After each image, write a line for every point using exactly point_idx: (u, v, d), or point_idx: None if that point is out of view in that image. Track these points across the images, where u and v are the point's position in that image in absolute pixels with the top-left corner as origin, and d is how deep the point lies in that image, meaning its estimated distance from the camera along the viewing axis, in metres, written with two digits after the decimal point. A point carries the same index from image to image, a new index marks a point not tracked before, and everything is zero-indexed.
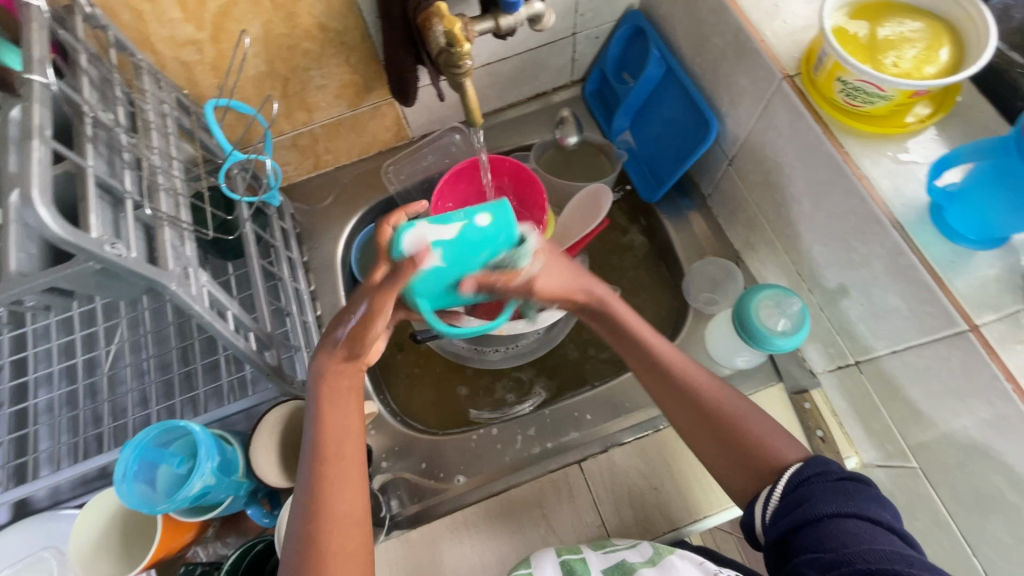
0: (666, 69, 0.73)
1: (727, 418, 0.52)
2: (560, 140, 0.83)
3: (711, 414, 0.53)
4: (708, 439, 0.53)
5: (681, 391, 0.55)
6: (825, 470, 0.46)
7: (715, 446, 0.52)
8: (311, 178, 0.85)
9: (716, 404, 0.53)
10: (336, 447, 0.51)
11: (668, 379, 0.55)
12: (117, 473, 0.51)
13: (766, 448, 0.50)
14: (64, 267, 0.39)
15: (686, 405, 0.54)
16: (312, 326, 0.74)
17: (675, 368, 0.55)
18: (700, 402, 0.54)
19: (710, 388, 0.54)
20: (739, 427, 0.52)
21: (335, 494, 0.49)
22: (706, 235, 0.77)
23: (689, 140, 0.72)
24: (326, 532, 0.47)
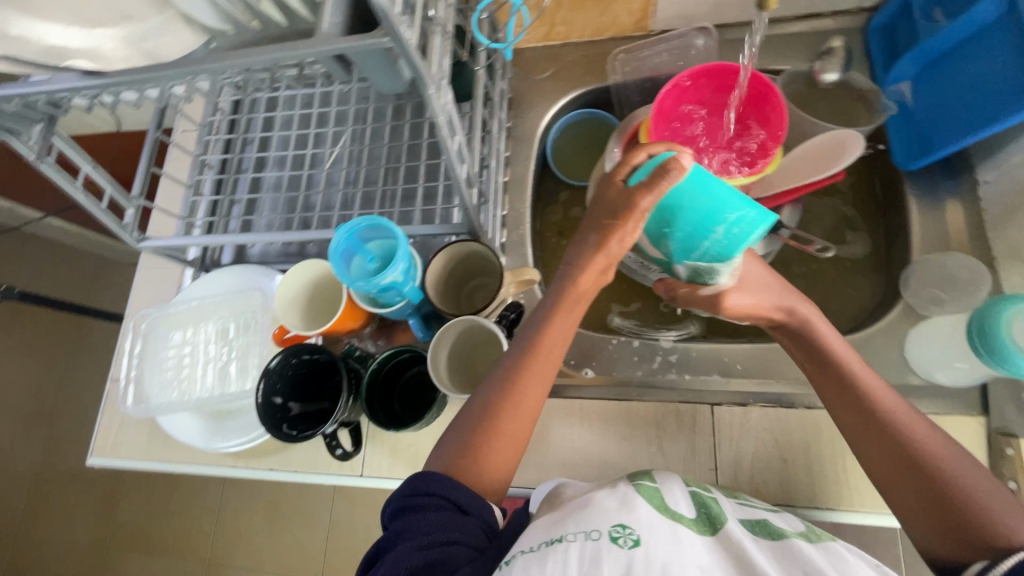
0: (1005, 13, 0.57)
1: (942, 468, 0.47)
2: (817, 74, 0.73)
3: (909, 453, 0.48)
4: (906, 483, 0.48)
5: (879, 424, 0.51)
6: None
7: (914, 491, 0.47)
8: (538, 47, 0.84)
9: (920, 445, 0.48)
10: (552, 333, 0.56)
11: (867, 411, 0.52)
12: (332, 247, 0.59)
13: (981, 511, 0.44)
14: (360, 38, 0.43)
15: (876, 437, 0.50)
16: (500, 187, 0.77)
17: (869, 394, 0.52)
18: (903, 439, 0.49)
19: (921, 431, 0.49)
20: (943, 474, 0.46)
21: (531, 375, 0.54)
22: (959, 229, 0.65)
23: (995, 108, 0.58)
24: (518, 396, 0.53)
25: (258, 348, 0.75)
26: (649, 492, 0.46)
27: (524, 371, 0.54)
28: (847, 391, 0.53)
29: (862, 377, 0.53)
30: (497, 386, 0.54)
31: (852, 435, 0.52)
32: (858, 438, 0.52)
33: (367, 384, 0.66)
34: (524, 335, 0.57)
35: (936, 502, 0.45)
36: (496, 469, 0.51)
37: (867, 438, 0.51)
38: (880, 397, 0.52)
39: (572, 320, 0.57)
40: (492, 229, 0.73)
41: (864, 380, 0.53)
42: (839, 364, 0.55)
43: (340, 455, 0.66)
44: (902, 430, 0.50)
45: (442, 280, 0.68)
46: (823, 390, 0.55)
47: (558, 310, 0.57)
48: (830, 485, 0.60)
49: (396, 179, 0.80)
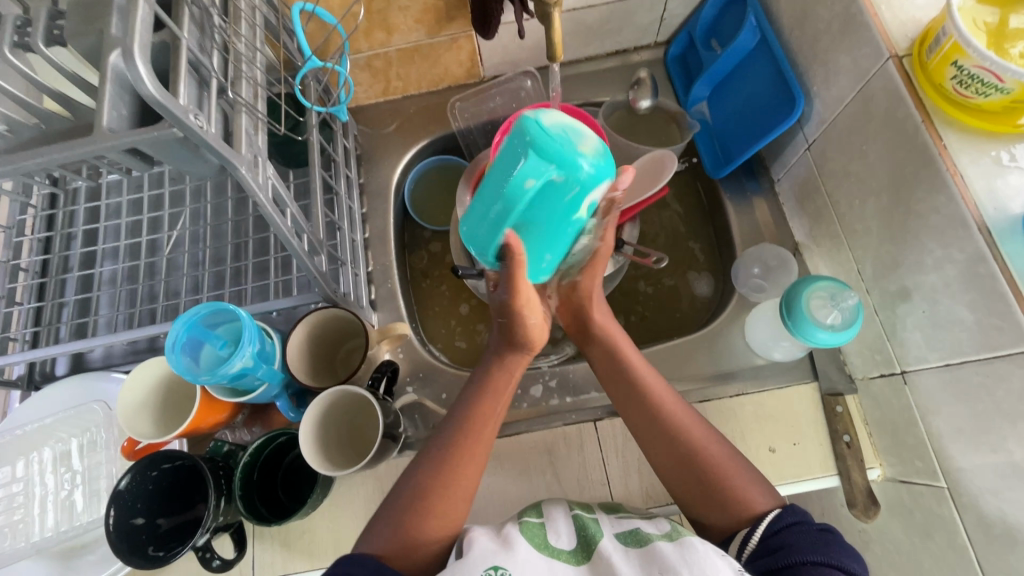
0: (760, 40, 0.69)
1: (713, 460, 0.53)
2: (632, 103, 0.80)
3: (688, 453, 0.53)
4: (684, 479, 0.53)
5: (663, 425, 0.55)
6: (802, 521, 0.47)
7: (690, 484, 0.53)
8: (378, 103, 0.86)
9: (700, 445, 0.54)
10: (485, 407, 0.57)
11: (647, 408, 0.57)
12: (168, 342, 0.55)
13: (740, 493, 0.51)
14: (145, 130, 0.40)
15: (662, 441, 0.55)
16: (359, 246, 0.76)
17: (649, 395, 0.57)
18: (684, 437, 0.54)
19: (700, 435, 0.55)
20: (717, 466, 0.52)
21: (463, 459, 0.54)
22: (769, 221, 0.74)
23: (767, 117, 0.68)
24: (456, 466, 0.54)
25: (110, 465, 0.67)
26: (532, 530, 0.48)
27: (453, 451, 0.54)
28: (632, 386, 0.58)
29: (646, 379, 0.59)
30: (435, 468, 0.53)
31: (643, 440, 0.57)
32: (646, 442, 0.56)
33: (242, 481, 0.60)
34: (455, 416, 0.57)
35: (711, 496, 0.51)
36: (436, 543, 0.50)
37: (649, 437, 0.56)
38: (662, 398, 0.57)
39: (502, 400, 0.59)
40: (356, 290, 0.72)
41: (643, 377, 0.59)
42: (626, 367, 0.60)
43: (218, 566, 0.59)
44: (681, 432, 0.55)
45: (307, 353, 0.65)
46: (617, 400, 0.60)
47: (490, 391, 0.58)
48: None
49: (249, 253, 0.75)
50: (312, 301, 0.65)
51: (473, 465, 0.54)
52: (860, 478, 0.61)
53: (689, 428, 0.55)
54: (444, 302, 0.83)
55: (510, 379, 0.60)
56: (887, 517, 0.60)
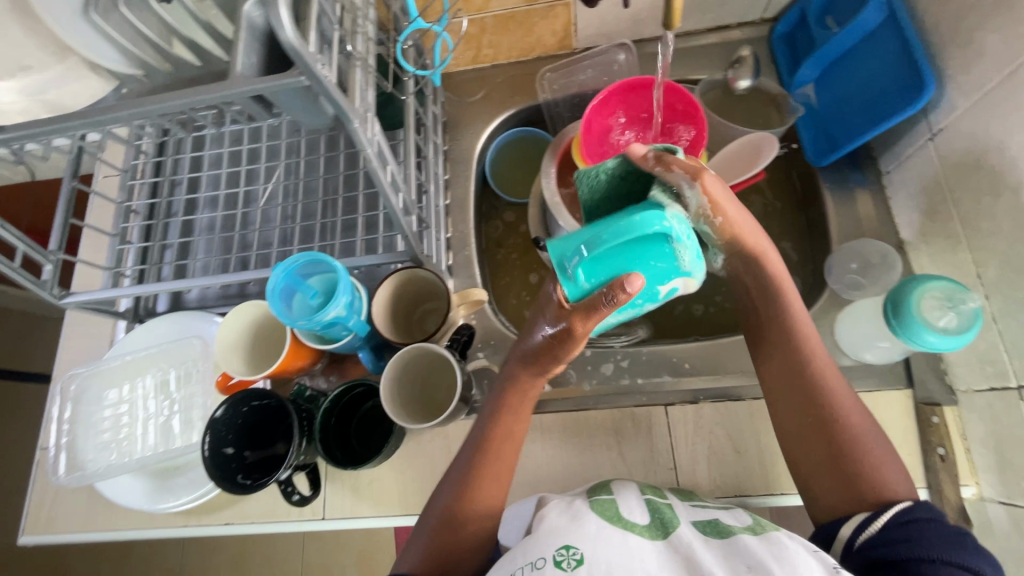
0: (886, 18, 0.63)
1: (849, 433, 0.50)
2: (731, 81, 0.77)
3: (828, 428, 0.51)
4: (810, 447, 0.52)
5: (809, 397, 0.52)
6: (934, 517, 0.45)
7: (818, 454, 0.51)
8: (467, 71, 0.86)
9: (843, 420, 0.51)
10: (508, 427, 0.56)
11: (800, 372, 0.53)
12: (269, 287, 0.57)
13: (876, 478, 0.49)
14: (276, 78, 0.42)
15: (804, 410, 0.52)
16: (441, 211, 0.77)
17: (812, 363, 0.53)
18: (827, 407, 0.52)
19: (853, 415, 0.52)
20: (858, 446, 0.50)
21: (486, 474, 0.54)
22: (872, 216, 0.70)
23: (885, 103, 0.63)
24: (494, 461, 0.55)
25: (202, 398, 0.72)
26: (604, 506, 0.48)
27: (489, 455, 0.55)
28: (788, 347, 0.54)
29: (812, 353, 0.54)
30: (476, 468, 0.55)
31: (779, 403, 0.54)
32: (773, 392, 0.55)
33: (321, 425, 0.63)
34: (477, 434, 0.57)
35: (840, 471, 0.50)
36: (475, 558, 0.52)
37: (781, 388, 0.54)
38: (819, 366, 0.53)
39: (524, 417, 0.57)
40: (437, 254, 0.74)
41: (815, 352, 0.54)
42: (788, 325, 0.54)
43: (297, 500, 0.63)
44: (832, 405, 0.52)
45: (387, 311, 0.67)
46: (754, 339, 0.57)
47: (512, 408, 0.57)
48: (782, 471, 0.63)
49: (336, 210, 0.78)
50: (397, 262, 0.67)
51: (505, 469, 0.55)
52: (953, 494, 0.57)
53: (834, 393, 0.52)
54: (516, 273, 0.83)
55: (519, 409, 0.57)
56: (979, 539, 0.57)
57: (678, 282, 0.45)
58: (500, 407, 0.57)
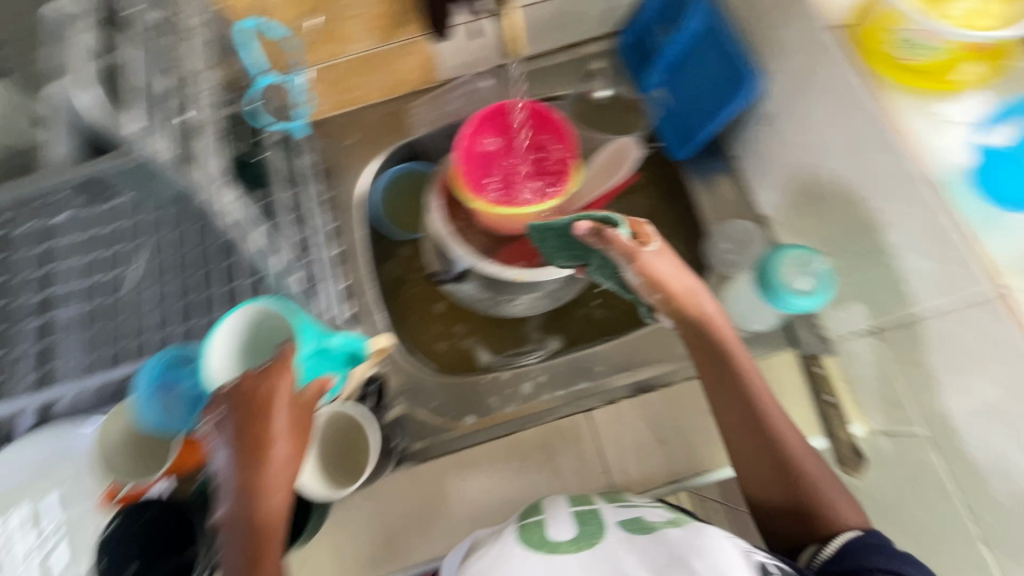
0: (709, 25, 0.70)
1: (806, 476, 0.54)
2: (588, 93, 0.83)
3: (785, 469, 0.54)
4: (772, 487, 0.55)
5: (767, 441, 0.55)
6: (881, 541, 0.49)
7: (771, 485, 0.55)
8: (336, 115, 0.84)
9: (798, 462, 0.54)
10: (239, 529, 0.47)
11: (758, 423, 0.55)
12: (135, 390, 0.54)
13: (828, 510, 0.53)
14: (101, 161, 0.39)
15: (757, 450, 0.55)
16: (332, 261, 0.75)
17: (767, 411, 0.56)
18: (787, 449, 0.55)
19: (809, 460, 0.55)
20: (818, 487, 0.53)
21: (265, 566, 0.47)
22: (734, 197, 0.76)
23: (722, 97, 0.70)
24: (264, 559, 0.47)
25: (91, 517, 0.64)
26: (531, 531, 0.49)
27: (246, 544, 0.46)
28: (734, 390, 0.56)
29: (765, 401, 0.56)
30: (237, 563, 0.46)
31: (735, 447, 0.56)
32: (727, 431, 0.57)
33: None
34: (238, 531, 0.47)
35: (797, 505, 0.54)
36: None
37: (734, 428, 0.56)
38: (767, 412, 0.56)
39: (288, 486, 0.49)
40: (335, 306, 0.72)
41: (766, 401, 0.56)
42: (738, 371, 0.56)
43: None
44: (789, 445, 0.55)
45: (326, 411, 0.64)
46: (705, 376, 0.58)
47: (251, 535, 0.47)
48: (704, 449, 0.66)
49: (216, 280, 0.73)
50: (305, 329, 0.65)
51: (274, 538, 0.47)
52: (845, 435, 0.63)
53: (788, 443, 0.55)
54: (421, 308, 0.81)
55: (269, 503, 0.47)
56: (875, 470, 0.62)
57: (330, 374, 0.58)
58: (247, 530, 0.46)
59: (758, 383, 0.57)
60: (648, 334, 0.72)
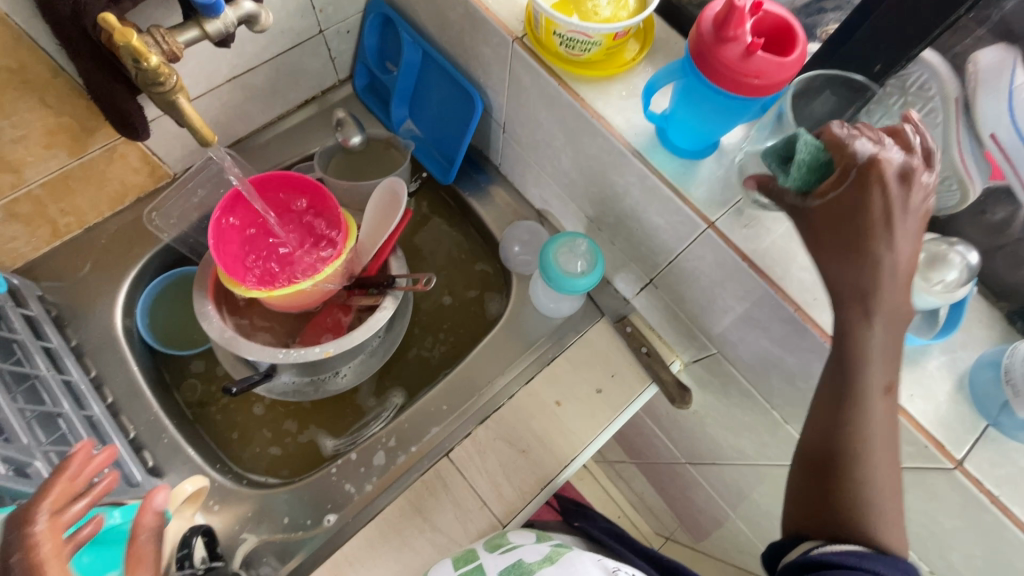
0: (422, 52, 0.73)
1: (851, 495, 0.40)
2: (344, 143, 0.79)
3: (868, 438, 0.40)
4: (822, 461, 0.41)
5: (864, 415, 0.40)
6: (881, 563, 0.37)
7: (826, 470, 0.41)
8: (56, 249, 0.71)
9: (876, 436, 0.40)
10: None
11: (858, 363, 0.41)
12: None
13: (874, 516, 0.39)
14: None
15: (853, 427, 0.41)
16: (103, 417, 0.63)
17: (865, 350, 0.40)
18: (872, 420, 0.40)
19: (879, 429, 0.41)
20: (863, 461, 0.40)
21: None
22: (510, 200, 0.80)
23: (459, 116, 0.73)
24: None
25: None
26: None
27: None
28: (861, 350, 0.40)
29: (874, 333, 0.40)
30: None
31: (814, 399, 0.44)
32: (809, 431, 0.43)
33: None
34: None
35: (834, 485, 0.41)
36: None
37: (814, 434, 0.42)
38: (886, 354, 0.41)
39: None
40: (121, 468, 0.61)
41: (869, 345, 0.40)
42: (853, 405, 0.40)
43: None
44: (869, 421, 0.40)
45: None
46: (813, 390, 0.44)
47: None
48: (563, 440, 0.68)
49: None
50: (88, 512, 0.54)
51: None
52: (669, 375, 0.70)
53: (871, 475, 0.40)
54: (240, 422, 0.72)
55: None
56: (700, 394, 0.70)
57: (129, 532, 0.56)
58: None
59: (881, 422, 0.40)
60: (478, 355, 0.72)
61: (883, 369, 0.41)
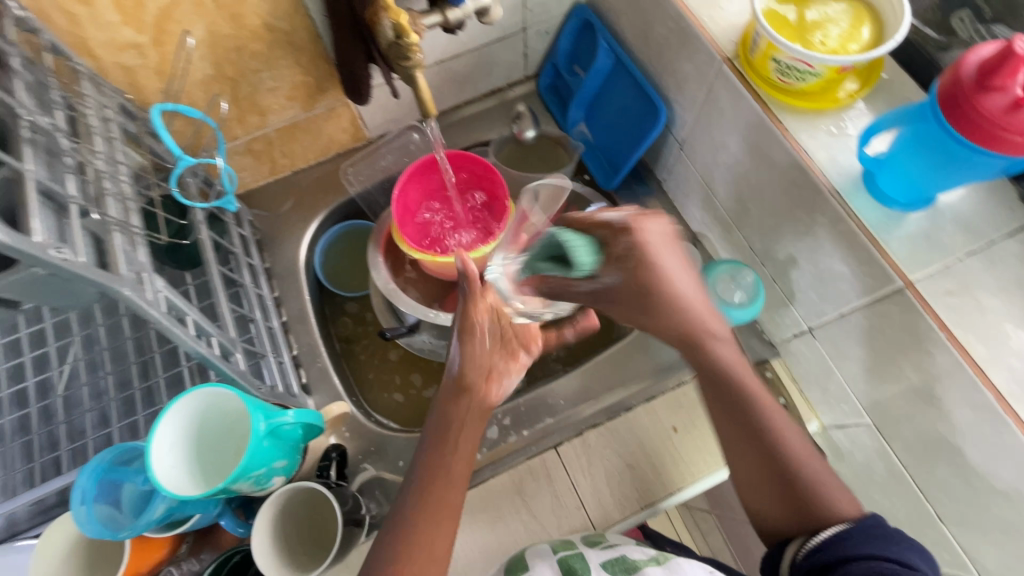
0: (615, 59, 0.75)
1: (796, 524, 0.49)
2: (518, 135, 0.85)
3: (766, 441, 0.51)
4: (760, 469, 0.51)
5: (751, 426, 0.51)
6: (865, 528, 0.45)
7: (758, 474, 0.51)
8: (269, 184, 0.84)
9: (782, 436, 0.51)
10: (443, 462, 0.53)
11: (726, 393, 0.52)
12: (74, 498, 0.49)
13: (817, 491, 0.49)
14: (6, 274, 0.37)
15: (750, 438, 0.51)
16: (279, 331, 0.73)
17: (739, 387, 0.52)
18: (755, 427, 0.51)
19: (785, 429, 0.51)
20: (802, 464, 0.50)
21: (433, 512, 0.50)
22: (664, 218, 0.80)
23: (638, 126, 0.74)
24: (422, 523, 0.50)
25: None
26: None
27: (417, 496, 0.51)
28: (723, 391, 0.52)
29: (738, 368, 0.52)
30: (410, 504, 0.51)
31: (722, 427, 0.53)
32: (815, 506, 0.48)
33: None
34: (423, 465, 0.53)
35: (790, 491, 0.49)
36: None
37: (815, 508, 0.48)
38: (743, 379, 0.52)
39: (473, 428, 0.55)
40: (284, 378, 0.70)
41: (745, 379, 0.52)
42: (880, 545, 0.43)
43: None
44: (767, 424, 0.51)
45: (285, 520, 0.57)
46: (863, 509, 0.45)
47: (443, 442, 0.53)
48: (674, 468, 0.67)
49: (157, 369, 0.70)
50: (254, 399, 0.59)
51: (448, 514, 0.51)
52: (803, 433, 0.66)
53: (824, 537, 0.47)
54: (378, 366, 0.80)
55: (470, 423, 0.54)
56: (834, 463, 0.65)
57: (275, 474, 0.53)
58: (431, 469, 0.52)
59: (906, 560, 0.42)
60: (605, 361, 0.73)
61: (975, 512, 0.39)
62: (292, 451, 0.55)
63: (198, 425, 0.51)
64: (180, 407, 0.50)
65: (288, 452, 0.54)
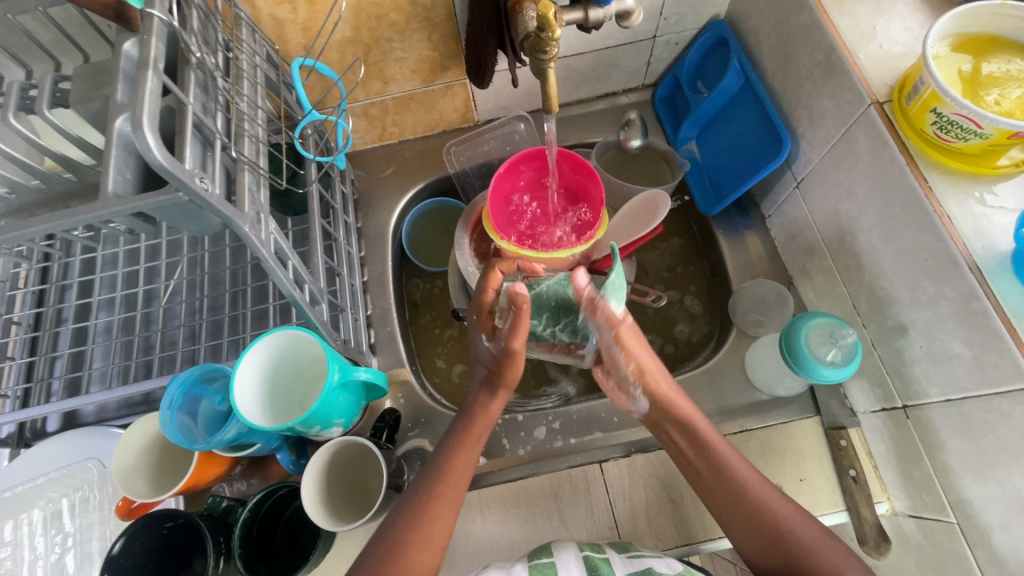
0: (745, 82, 0.72)
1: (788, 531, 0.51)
2: (623, 143, 0.81)
3: (747, 500, 0.53)
4: (749, 526, 0.53)
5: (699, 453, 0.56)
6: None
7: (760, 542, 0.52)
8: (374, 148, 0.87)
9: (770, 508, 0.53)
10: (461, 450, 0.57)
11: (722, 476, 0.55)
12: (163, 402, 0.54)
13: (810, 552, 0.50)
14: (151, 195, 0.40)
15: (745, 518, 0.53)
16: (359, 290, 0.76)
17: (747, 492, 0.54)
18: (745, 496, 0.53)
19: (779, 505, 0.53)
20: (766, 504, 0.53)
21: (439, 502, 0.54)
22: (760, 255, 0.76)
23: (756, 156, 0.70)
24: (435, 497, 0.54)
25: (102, 527, 0.65)
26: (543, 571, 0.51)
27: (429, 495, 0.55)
28: (725, 479, 0.54)
29: (726, 463, 0.55)
30: (424, 500, 0.54)
31: (723, 508, 0.55)
32: (749, 548, 0.53)
33: (241, 539, 0.56)
34: (433, 463, 0.57)
35: (769, 540, 0.52)
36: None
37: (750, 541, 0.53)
38: (746, 481, 0.54)
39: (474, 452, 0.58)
40: (356, 334, 0.72)
41: (729, 460, 0.55)
42: (773, 520, 0.52)
43: None
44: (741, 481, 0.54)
45: (333, 475, 0.60)
46: (766, 519, 0.52)
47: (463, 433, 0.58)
48: None
49: (247, 300, 0.75)
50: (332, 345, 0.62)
51: (449, 507, 0.54)
52: (869, 513, 0.60)
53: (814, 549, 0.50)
54: (440, 341, 0.82)
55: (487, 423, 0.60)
56: (897, 553, 0.60)
57: (336, 426, 0.57)
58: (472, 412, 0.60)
59: (746, 477, 0.54)
60: None
61: (810, 532, 0.51)
62: (356, 406, 0.59)
63: (276, 363, 0.55)
64: (263, 342, 0.54)
65: (349, 411, 0.57)
